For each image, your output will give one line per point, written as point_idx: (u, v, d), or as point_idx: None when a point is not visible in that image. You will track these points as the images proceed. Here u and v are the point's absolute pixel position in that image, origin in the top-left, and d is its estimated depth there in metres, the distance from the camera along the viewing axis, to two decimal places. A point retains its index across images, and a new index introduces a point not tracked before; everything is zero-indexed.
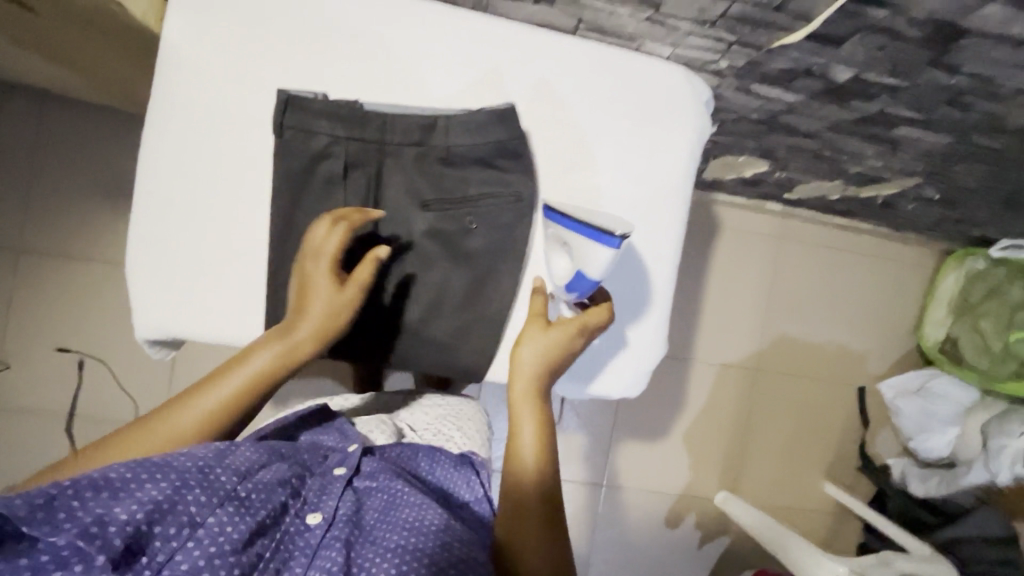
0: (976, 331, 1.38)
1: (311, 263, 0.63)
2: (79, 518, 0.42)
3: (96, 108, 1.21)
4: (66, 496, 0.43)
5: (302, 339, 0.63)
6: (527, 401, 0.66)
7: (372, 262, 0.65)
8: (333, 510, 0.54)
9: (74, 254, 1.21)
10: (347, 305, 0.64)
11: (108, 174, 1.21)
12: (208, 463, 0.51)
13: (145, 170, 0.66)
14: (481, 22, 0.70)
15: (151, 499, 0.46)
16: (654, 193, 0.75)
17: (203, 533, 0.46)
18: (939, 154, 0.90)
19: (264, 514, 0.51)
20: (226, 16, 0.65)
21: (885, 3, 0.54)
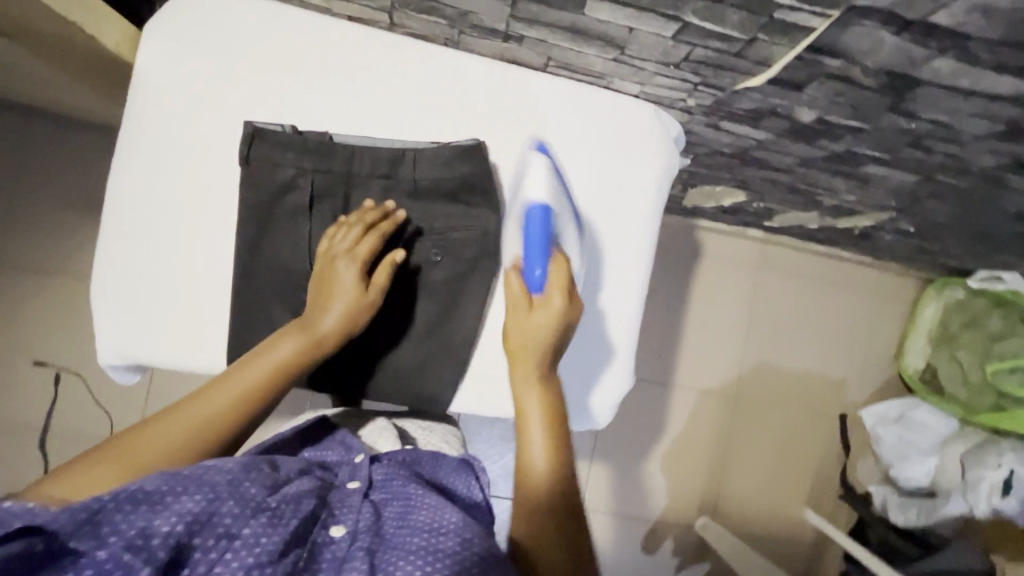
0: (953, 361, 1.39)
1: (342, 261, 0.65)
2: (123, 530, 0.41)
3: (79, 123, 1.21)
4: (109, 509, 0.42)
5: (328, 335, 0.64)
6: (529, 382, 0.64)
7: (388, 266, 0.67)
8: (356, 521, 0.51)
9: (53, 268, 1.21)
10: (371, 306, 0.66)
11: (89, 188, 1.21)
12: (236, 476, 0.49)
13: (115, 196, 0.67)
14: (451, 57, 0.72)
15: (187, 510, 0.44)
16: (623, 227, 0.76)
17: (241, 544, 0.44)
18: (908, 191, 0.92)
19: (297, 523, 0.48)
20: (198, 51, 0.68)
21: (839, 54, 0.55)
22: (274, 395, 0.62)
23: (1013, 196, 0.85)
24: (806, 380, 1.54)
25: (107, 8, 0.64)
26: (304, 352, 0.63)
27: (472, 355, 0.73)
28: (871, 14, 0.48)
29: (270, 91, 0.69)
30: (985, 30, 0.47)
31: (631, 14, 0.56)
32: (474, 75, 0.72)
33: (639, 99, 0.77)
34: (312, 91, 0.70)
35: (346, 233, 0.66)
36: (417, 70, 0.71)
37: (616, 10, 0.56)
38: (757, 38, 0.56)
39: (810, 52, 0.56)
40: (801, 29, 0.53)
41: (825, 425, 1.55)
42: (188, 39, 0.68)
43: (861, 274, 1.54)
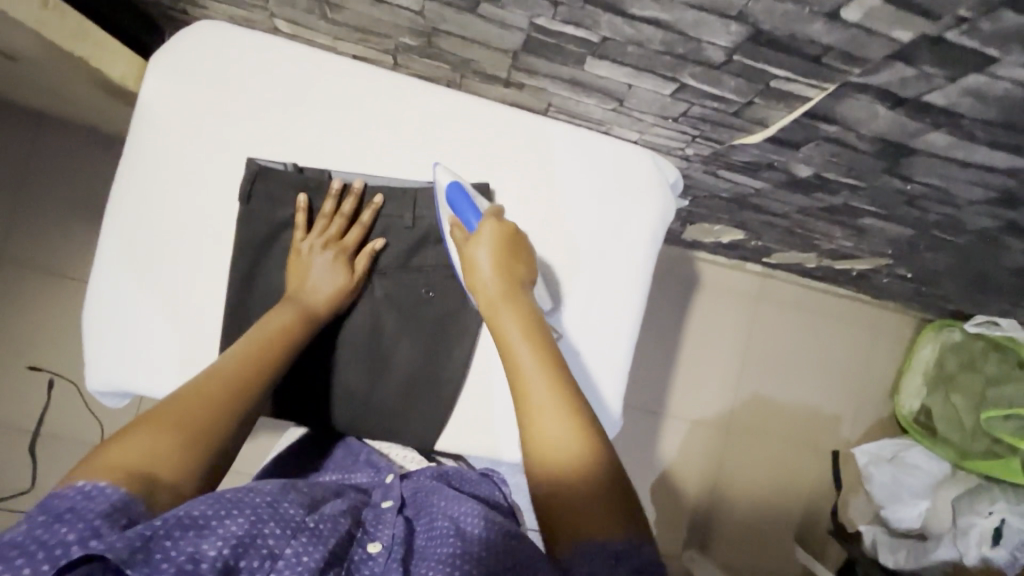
0: (949, 405, 1.36)
1: (329, 250, 0.71)
2: (174, 556, 0.43)
3: (85, 131, 1.22)
4: (160, 536, 0.43)
5: (320, 313, 0.69)
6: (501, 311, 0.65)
7: (368, 256, 0.72)
8: (390, 538, 0.53)
9: (52, 272, 1.22)
10: (354, 289, 0.72)
11: (92, 194, 1.22)
12: (275, 497, 0.50)
13: (112, 222, 0.69)
14: (452, 99, 0.72)
15: (231, 534, 0.45)
16: (616, 271, 0.76)
17: (284, 565, 0.46)
18: (905, 242, 0.92)
19: (335, 542, 0.50)
20: (203, 84, 0.69)
21: (834, 120, 0.55)
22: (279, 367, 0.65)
23: (1011, 254, 0.85)
24: (799, 415, 1.54)
25: (115, 42, 0.66)
26: (301, 323, 0.67)
27: (460, 395, 0.73)
28: (865, 89, 0.48)
29: (271, 126, 0.70)
30: (979, 111, 0.47)
31: (630, 72, 0.57)
32: (474, 117, 0.73)
33: (637, 145, 0.78)
34: (314, 128, 0.71)
35: (326, 226, 0.72)
36: (419, 110, 0.72)
37: (614, 67, 0.56)
38: (754, 102, 0.56)
39: (805, 118, 0.56)
40: (797, 97, 0.53)
41: (816, 461, 1.54)
42: (193, 73, 0.69)
43: (858, 311, 1.54)
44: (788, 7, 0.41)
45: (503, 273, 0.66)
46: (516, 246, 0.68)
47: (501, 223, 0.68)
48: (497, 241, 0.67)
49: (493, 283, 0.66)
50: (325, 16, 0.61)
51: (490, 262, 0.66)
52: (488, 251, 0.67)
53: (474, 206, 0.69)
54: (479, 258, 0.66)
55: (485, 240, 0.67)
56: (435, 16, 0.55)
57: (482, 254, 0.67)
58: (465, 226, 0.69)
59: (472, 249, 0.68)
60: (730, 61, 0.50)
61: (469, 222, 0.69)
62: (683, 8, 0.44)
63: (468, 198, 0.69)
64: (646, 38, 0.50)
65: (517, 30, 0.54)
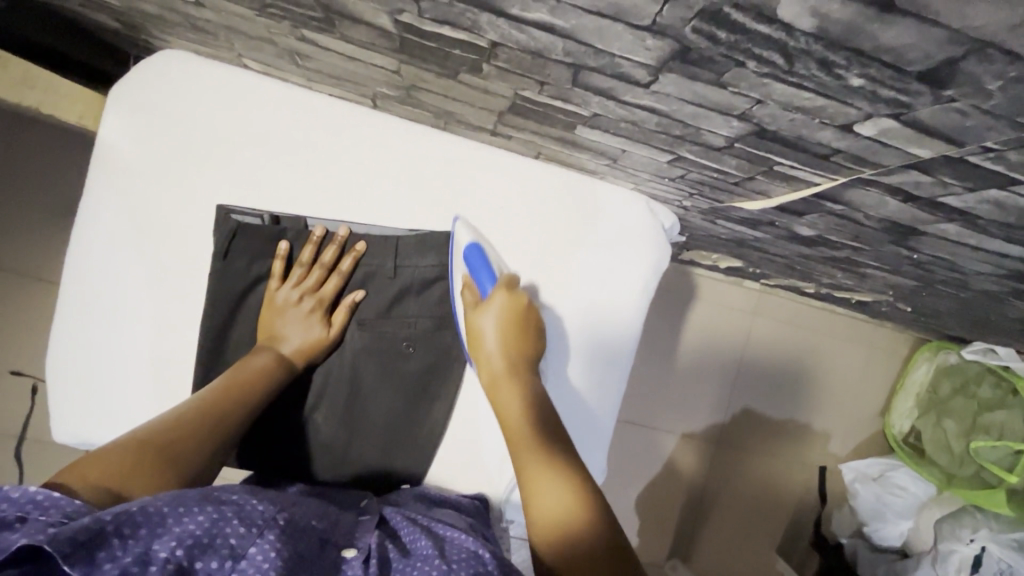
0: (939, 429, 1.29)
1: (306, 303, 0.68)
2: (120, 557, 0.39)
3: (14, 120, 1.08)
4: (110, 532, 0.39)
5: (291, 364, 0.67)
6: (502, 378, 0.63)
7: (347, 309, 0.70)
8: (369, 547, 0.52)
9: (10, 270, 1.09)
10: (331, 342, 0.69)
11: (41, 193, 1.09)
12: (243, 497, 0.48)
13: (73, 271, 0.65)
14: (438, 142, 0.68)
15: (189, 533, 0.42)
16: (612, 324, 0.71)
17: (247, 564, 0.43)
18: (906, 288, 0.89)
19: (303, 545, 0.47)
20: (169, 122, 0.64)
21: (842, 202, 0.52)
22: (263, 403, 0.63)
23: (1013, 309, 0.82)
24: (795, 434, 1.51)
25: (70, 84, 0.62)
26: (279, 369, 0.65)
27: (437, 449, 0.70)
28: (875, 184, 0.44)
29: (242, 169, 0.66)
30: (995, 216, 0.44)
31: (624, 141, 0.52)
32: (461, 160, 0.68)
33: (633, 190, 0.73)
34: (286, 171, 0.66)
35: (304, 276, 0.69)
36: (401, 154, 0.67)
37: (607, 136, 0.52)
38: (756, 178, 0.52)
39: (810, 197, 0.52)
40: (802, 181, 0.49)
41: (800, 480, 1.51)
42: (155, 112, 0.64)
43: (860, 331, 1.50)
44: (794, 116, 0.36)
45: (510, 340, 0.63)
46: (527, 318, 0.65)
47: (515, 293, 0.65)
48: (508, 311, 0.64)
49: (497, 356, 0.63)
50: (295, 62, 0.56)
51: (496, 333, 0.63)
52: (494, 320, 0.64)
53: (491, 270, 0.66)
54: (485, 329, 0.64)
55: (492, 309, 0.64)
56: (413, 76, 0.50)
57: (487, 323, 0.64)
58: (478, 291, 0.66)
59: (478, 318, 0.65)
60: (731, 146, 0.45)
61: (483, 287, 0.66)
62: (680, 102, 0.39)
63: (486, 260, 0.66)
64: (640, 120, 0.45)
65: (502, 97, 0.49)
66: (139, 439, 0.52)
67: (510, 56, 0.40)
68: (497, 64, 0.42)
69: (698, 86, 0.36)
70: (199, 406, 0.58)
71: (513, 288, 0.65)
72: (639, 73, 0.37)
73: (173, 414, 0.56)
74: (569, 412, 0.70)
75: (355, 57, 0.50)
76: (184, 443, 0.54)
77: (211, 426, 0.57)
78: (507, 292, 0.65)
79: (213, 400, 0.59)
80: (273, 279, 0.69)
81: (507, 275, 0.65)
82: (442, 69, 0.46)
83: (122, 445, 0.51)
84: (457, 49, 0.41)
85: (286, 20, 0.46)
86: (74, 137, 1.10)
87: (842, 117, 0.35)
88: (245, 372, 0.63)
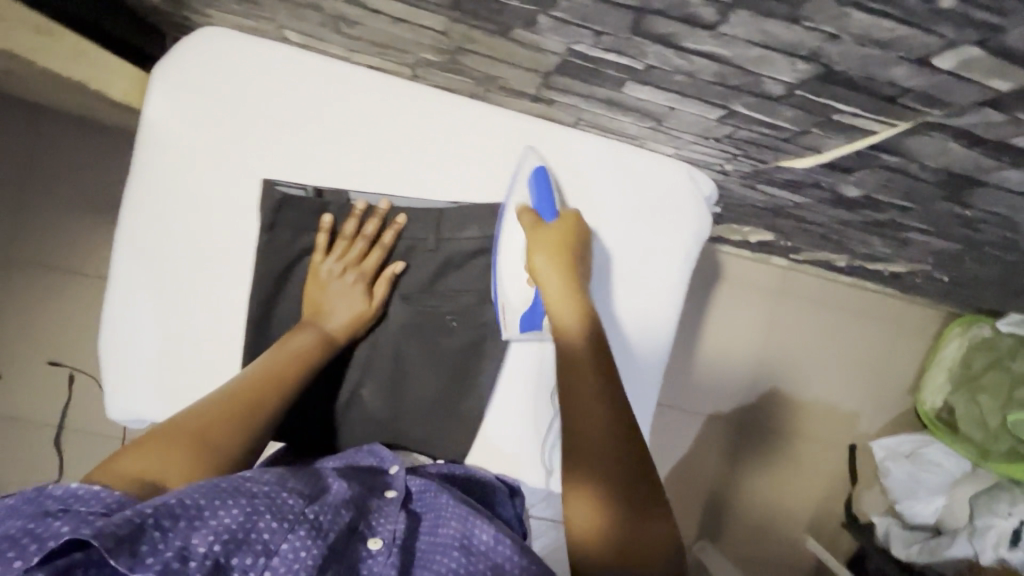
0: (974, 404, 1.27)
1: (352, 275, 0.68)
2: (162, 551, 0.39)
3: (37, 112, 1.10)
4: (151, 526, 0.40)
5: (337, 340, 0.66)
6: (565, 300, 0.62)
7: (388, 282, 0.70)
8: (393, 534, 0.51)
9: (42, 261, 1.11)
10: (372, 317, 0.69)
11: (72, 185, 1.11)
12: (273, 488, 0.48)
13: (120, 251, 0.66)
14: (478, 112, 0.68)
15: (224, 528, 0.42)
16: (652, 291, 0.71)
17: (279, 562, 0.43)
18: (948, 253, 0.87)
19: (334, 537, 0.47)
20: (211, 98, 0.65)
21: (899, 152, 0.50)
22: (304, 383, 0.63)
23: None
24: (823, 411, 1.49)
25: (114, 60, 0.62)
26: (320, 347, 0.65)
27: (480, 423, 0.70)
28: (940, 128, 0.44)
29: (282, 143, 0.66)
30: None
31: (674, 98, 0.51)
32: (501, 129, 0.68)
33: (673, 156, 0.72)
34: (326, 145, 0.66)
35: (346, 249, 0.69)
36: (439, 125, 0.67)
37: (657, 93, 0.51)
38: (809, 131, 0.51)
39: (865, 150, 0.51)
40: (859, 131, 0.48)
41: (829, 457, 1.50)
42: (194, 91, 0.65)
43: (890, 306, 1.47)
44: (869, 51, 0.36)
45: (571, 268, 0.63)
46: (586, 248, 0.66)
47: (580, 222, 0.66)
48: (571, 234, 0.65)
49: (557, 275, 0.63)
50: (339, 31, 0.56)
51: (556, 253, 0.63)
52: (556, 241, 0.64)
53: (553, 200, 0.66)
54: (544, 248, 0.63)
55: (556, 232, 0.64)
56: (461, 37, 0.50)
57: (549, 245, 0.64)
58: (539, 215, 0.66)
59: (540, 238, 0.64)
60: (791, 95, 0.45)
61: (547, 213, 0.66)
62: (745, 46, 0.39)
63: (549, 193, 0.66)
64: (697, 70, 0.44)
65: (552, 54, 0.48)
66: (180, 426, 0.52)
67: (570, 4, 0.40)
68: (556, 15, 0.42)
69: (769, 23, 0.35)
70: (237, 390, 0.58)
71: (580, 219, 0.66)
72: (708, 13, 0.36)
73: (211, 399, 0.56)
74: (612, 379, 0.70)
75: (404, 20, 0.50)
76: (234, 432, 0.55)
77: (250, 410, 0.57)
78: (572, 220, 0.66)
79: (261, 387, 0.59)
80: (320, 252, 0.69)
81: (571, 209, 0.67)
82: (494, 25, 0.46)
83: (182, 430, 0.52)
84: (515, 1, 0.41)
85: None
86: (55, 114, 1.10)
87: (921, 49, 0.34)
88: (285, 356, 0.63)
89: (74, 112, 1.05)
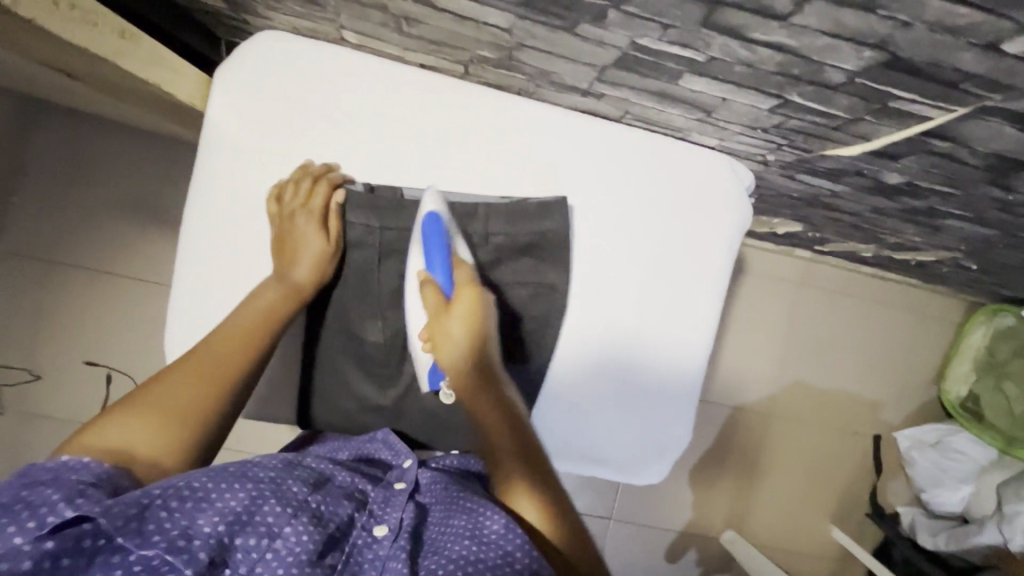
0: (999, 392, 1.30)
1: (300, 216, 0.66)
2: (168, 529, 0.44)
3: (78, 117, 1.12)
4: (156, 506, 0.45)
5: (306, 287, 0.66)
6: (469, 378, 0.63)
7: (338, 214, 0.68)
8: (399, 521, 0.53)
9: (79, 263, 1.13)
10: (335, 253, 0.68)
11: (111, 188, 1.13)
12: (279, 476, 0.52)
13: (185, 249, 0.68)
14: (527, 109, 0.71)
15: (229, 509, 0.47)
16: (695, 280, 0.72)
17: (281, 544, 0.47)
18: (981, 240, 0.89)
19: (334, 526, 0.51)
20: (272, 98, 0.67)
21: (949, 138, 0.52)
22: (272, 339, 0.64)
23: None
24: (849, 402, 1.50)
25: (183, 63, 0.64)
26: (288, 299, 0.65)
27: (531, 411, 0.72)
28: (998, 112, 0.45)
29: (340, 141, 0.68)
30: None
31: (730, 88, 0.53)
32: (550, 126, 0.71)
33: (716, 148, 0.74)
34: (382, 142, 0.69)
35: (294, 191, 0.66)
36: (491, 123, 0.70)
37: (712, 84, 0.53)
38: (862, 118, 0.52)
39: (917, 135, 0.53)
40: (915, 116, 0.49)
41: (855, 447, 1.50)
42: (255, 92, 0.67)
43: (913, 296, 1.48)
44: (939, 37, 0.37)
45: (475, 344, 0.64)
46: (489, 317, 0.65)
47: (477, 288, 0.66)
48: (472, 311, 0.64)
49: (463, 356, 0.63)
50: (400, 30, 0.58)
51: (462, 333, 0.63)
52: (459, 323, 0.63)
53: (445, 263, 0.65)
54: (453, 331, 0.63)
55: (458, 312, 0.64)
56: (524, 33, 0.52)
57: (455, 327, 0.63)
58: (439, 290, 0.64)
59: (447, 322, 0.64)
60: (850, 83, 0.46)
61: (445, 285, 0.65)
62: (814, 35, 0.41)
63: (444, 252, 0.65)
64: (758, 60, 0.46)
65: (614, 48, 0.50)
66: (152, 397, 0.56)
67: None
68: (626, 10, 0.43)
69: (842, 12, 0.37)
70: (200, 353, 0.60)
71: (475, 286, 0.66)
72: (783, 4, 0.38)
73: (177, 364, 0.59)
74: (659, 366, 0.72)
75: (469, 18, 0.52)
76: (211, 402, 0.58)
77: (217, 372, 0.59)
78: (468, 294, 0.65)
79: (235, 348, 0.61)
80: (274, 204, 0.67)
81: (464, 271, 0.66)
82: (561, 21, 0.48)
83: (173, 397, 0.56)
84: None
85: None
86: (94, 118, 1.12)
87: (993, 34, 0.36)
88: (254, 314, 0.64)
89: (115, 117, 1.08)
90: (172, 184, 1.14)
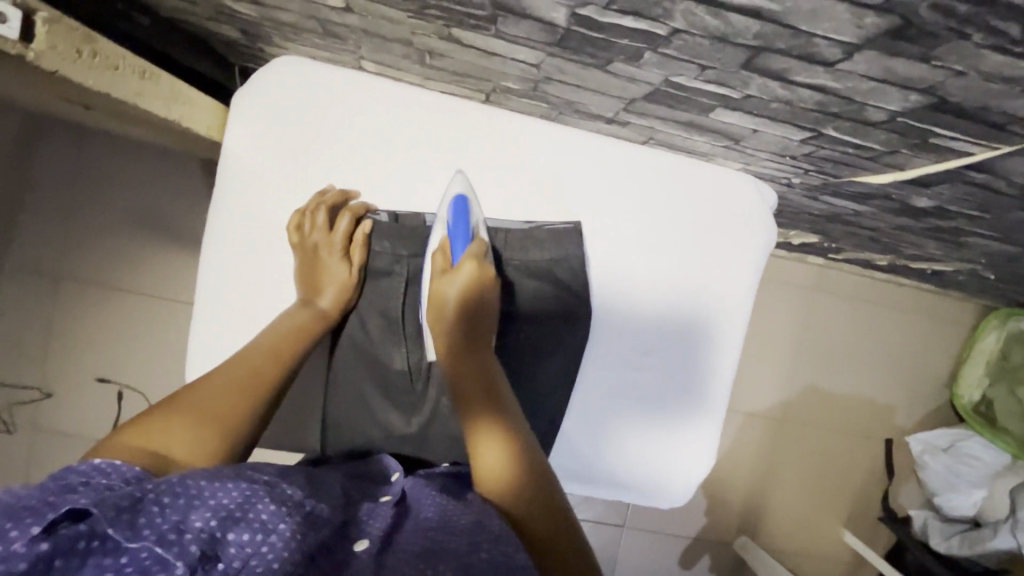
0: (1015, 397, 1.30)
1: (324, 248, 0.66)
2: (159, 522, 0.38)
3: (83, 135, 1.10)
4: (150, 499, 0.39)
5: (331, 313, 0.66)
6: (456, 338, 0.62)
7: (363, 245, 0.68)
8: (379, 531, 0.48)
9: (88, 281, 1.12)
10: (356, 284, 0.68)
11: (119, 206, 1.12)
12: (273, 479, 0.46)
13: (204, 282, 0.67)
14: (550, 132, 0.69)
15: (222, 506, 0.41)
16: (718, 303, 0.71)
17: (273, 543, 0.41)
18: (1004, 255, 0.87)
19: (325, 533, 0.45)
20: (290, 127, 0.66)
21: (988, 170, 0.51)
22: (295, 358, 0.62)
23: None
24: (862, 408, 1.49)
25: (198, 96, 0.63)
26: (315, 325, 0.65)
27: (556, 435, 0.71)
28: None
29: (362, 169, 0.68)
30: None
31: (762, 122, 0.52)
32: (572, 149, 0.70)
33: (740, 170, 0.73)
34: (404, 169, 0.68)
35: (313, 224, 0.66)
36: (513, 148, 0.69)
37: (745, 118, 0.52)
38: (898, 151, 0.51)
39: (955, 168, 0.52)
40: (954, 151, 0.48)
41: (868, 452, 1.50)
42: (274, 121, 0.66)
43: (926, 302, 1.47)
44: (993, 86, 0.36)
45: (469, 311, 0.62)
46: (489, 294, 0.64)
47: (484, 265, 0.63)
48: (472, 282, 0.62)
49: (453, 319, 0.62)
50: (422, 61, 0.57)
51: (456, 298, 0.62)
52: (454, 288, 0.62)
53: (465, 236, 0.64)
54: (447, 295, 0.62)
55: (456, 277, 0.62)
56: (552, 68, 0.51)
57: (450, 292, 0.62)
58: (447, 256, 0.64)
59: (442, 284, 0.63)
60: (891, 121, 0.45)
61: (454, 253, 0.64)
62: (860, 80, 0.39)
63: (464, 225, 0.64)
64: (797, 99, 0.45)
65: (645, 84, 0.49)
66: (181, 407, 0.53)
67: (685, 43, 0.40)
68: (664, 52, 0.42)
69: (893, 61, 0.36)
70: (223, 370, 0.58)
71: (482, 262, 0.64)
72: (832, 52, 0.37)
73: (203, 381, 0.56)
74: (681, 389, 0.72)
75: (497, 53, 0.50)
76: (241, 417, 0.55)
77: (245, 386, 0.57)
78: (471, 265, 0.63)
79: (264, 360, 0.60)
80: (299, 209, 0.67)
81: (477, 245, 0.64)
82: (593, 59, 0.46)
83: (206, 406, 0.54)
84: (627, 39, 0.42)
85: (440, 19, 0.46)
86: (101, 136, 1.10)
87: None
88: (281, 331, 0.63)
89: (123, 135, 1.06)
90: (181, 201, 1.13)
